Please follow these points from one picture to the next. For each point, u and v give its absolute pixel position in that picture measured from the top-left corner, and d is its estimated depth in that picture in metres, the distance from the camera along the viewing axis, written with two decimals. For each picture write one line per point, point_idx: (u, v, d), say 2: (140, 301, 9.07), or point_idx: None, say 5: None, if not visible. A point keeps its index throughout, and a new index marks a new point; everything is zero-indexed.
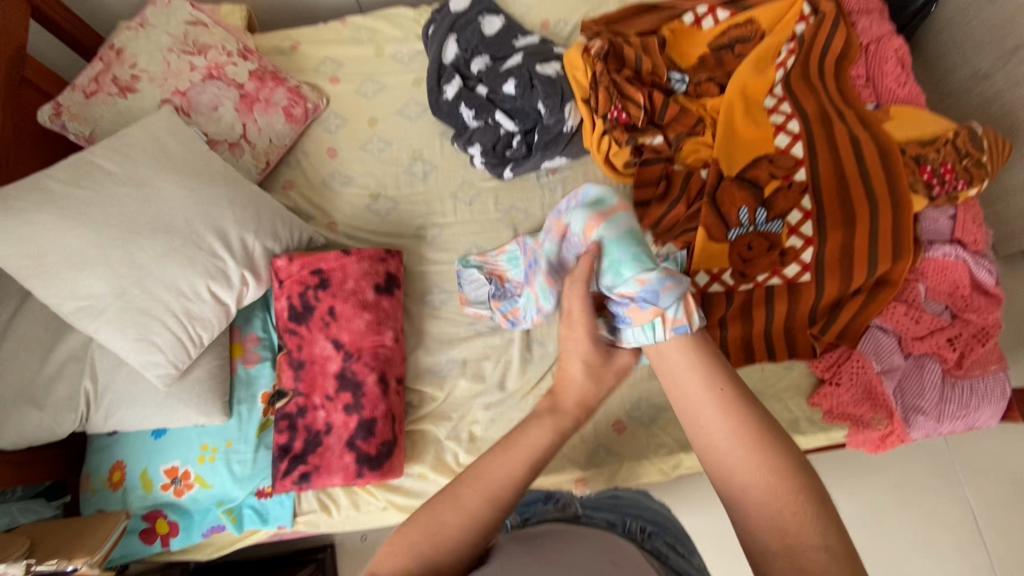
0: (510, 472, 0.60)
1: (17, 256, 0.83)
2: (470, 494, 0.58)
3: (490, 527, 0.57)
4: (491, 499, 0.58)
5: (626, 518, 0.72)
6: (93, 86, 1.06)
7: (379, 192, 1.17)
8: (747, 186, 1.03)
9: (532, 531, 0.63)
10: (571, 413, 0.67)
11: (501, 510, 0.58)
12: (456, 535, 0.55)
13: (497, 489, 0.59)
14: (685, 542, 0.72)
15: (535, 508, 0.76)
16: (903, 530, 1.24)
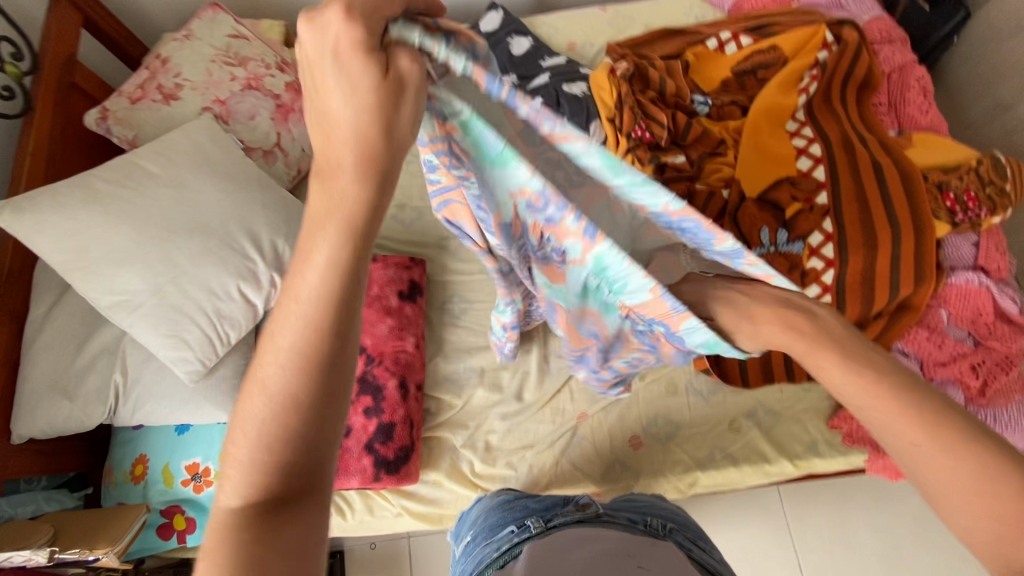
0: (305, 322, 0.44)
1: (61, 251, 0.87)
2: (284, 350, 0.44)
3: (318, 396, 0.43)
4: (310, 337, 0.44)
5: (647, 516, 0.78)
6: (138, 92, 1.11)
7: (405, 202, 1.20)
8: (769, 207, 1.04)
9: (561, 535, 0.69)
10: (350, 205, 0.46)
11: (316, 367, 0.44)
12: (298, 393, 0.43)
13: (314, 327, 0.44)
14: (704, 539, 0.79)
15: (556, 509, 0.77)
16: (921, 562, 1.22)
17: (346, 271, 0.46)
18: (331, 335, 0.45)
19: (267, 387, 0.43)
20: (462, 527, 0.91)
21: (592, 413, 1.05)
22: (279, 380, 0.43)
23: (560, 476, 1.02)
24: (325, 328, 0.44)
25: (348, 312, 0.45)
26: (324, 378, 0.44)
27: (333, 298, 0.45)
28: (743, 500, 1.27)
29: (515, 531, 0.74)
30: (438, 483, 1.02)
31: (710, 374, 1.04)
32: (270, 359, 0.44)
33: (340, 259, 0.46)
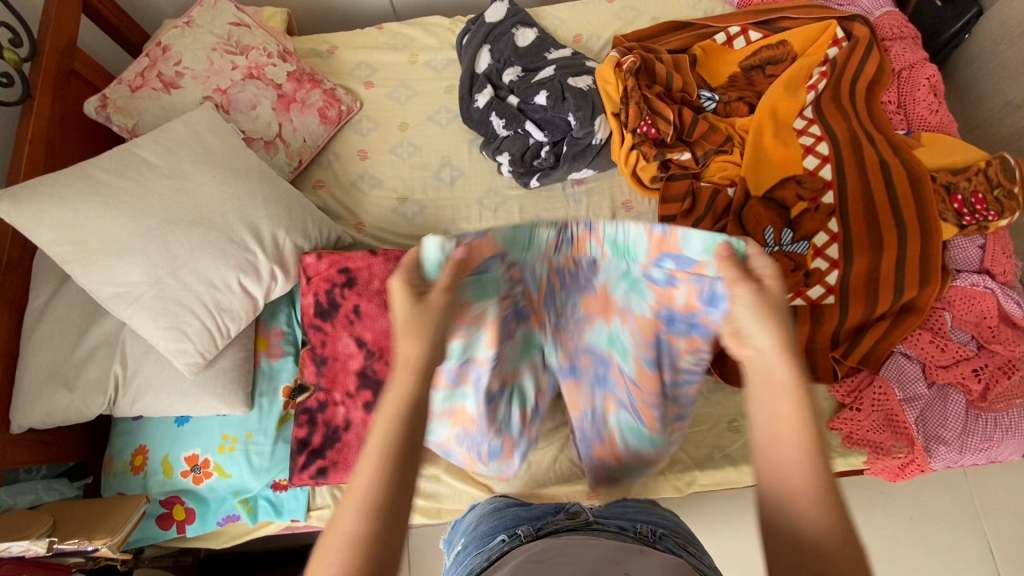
0: (376, 479, 0.51)
1: (61, 241, 0.86)
2: (362, 498, 0.50)
3: (361, 552, 0.48)
4: (371, 509, 0.50)
5: (637, 521, 0.75)
6: (139, 80, 1.09)
7: (407, 195, 1.19)
8: (774, 206, 1.04)
9: (541, 551, 0.63)
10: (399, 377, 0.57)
11: (372, 520, 0.50)
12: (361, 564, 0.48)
13: (385, 471, 0.52)
14: (697, 547, 0.75)
15: (547, 518, 0.75)
16: (917, 564, 1.22)
17: (403, 433, 0.54)
18: (391, 496, 0.51)
19: (363, 509, 0.50)
20: (456, 536, 0.90)
21: None
22: (367, 512, 0.50)
23: (559, 472, 1.02)
24: (386, 489, 0.51)
25: (413, 458, 0.54)
26: (388, 537, 0.50)
27: (387, 455, 0.53)
28: (740, 500, 1.28)
29: (505, 540, 0.72)
30: (436, 477, 1.04)
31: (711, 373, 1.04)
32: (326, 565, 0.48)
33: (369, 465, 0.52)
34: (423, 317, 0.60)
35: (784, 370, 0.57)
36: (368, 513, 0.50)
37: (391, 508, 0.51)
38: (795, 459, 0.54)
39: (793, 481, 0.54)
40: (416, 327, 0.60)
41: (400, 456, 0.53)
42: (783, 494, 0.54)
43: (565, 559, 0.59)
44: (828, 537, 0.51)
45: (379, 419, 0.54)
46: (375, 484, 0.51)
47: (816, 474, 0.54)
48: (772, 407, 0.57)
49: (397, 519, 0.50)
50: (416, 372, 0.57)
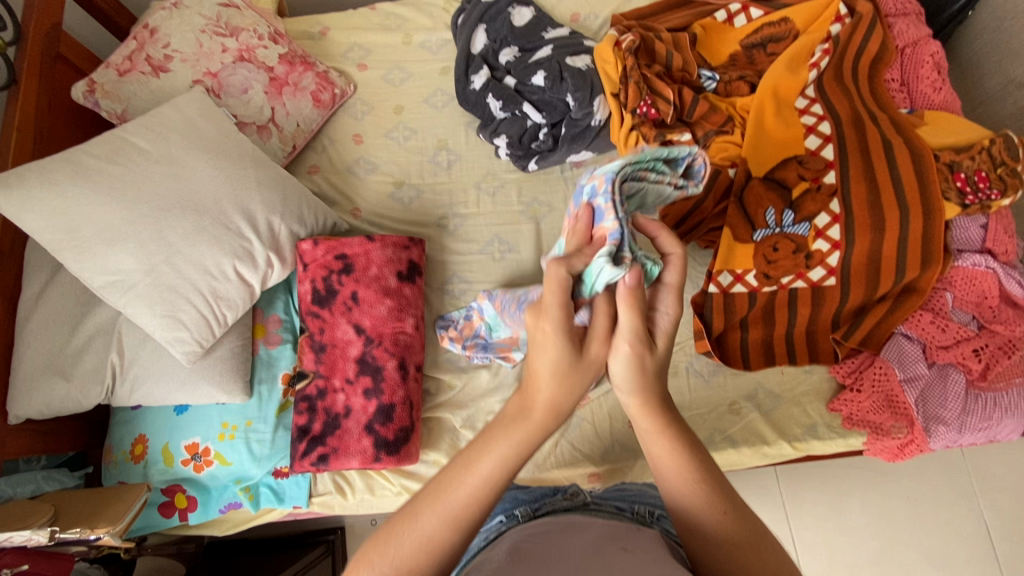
0: (473, 494, 0.55)
1: (52, 229, 0.85)
2: (455, 507, 0.55)
3: (446, 551, 0.54)
4: (454, 526, 0.54)
5: (635, 502, 0.74)
6: (126, 64, 1.07)
7: (403, 179, 1.17)
8: (775, 187, 1.03)
9: (536, 529, 0.63)
10: (536, 419, 0.57)
11: (460, 531, 0.55)
12: (427, 565, 0.54)
13: (482, 496, 0.55)
14: None
15: (544, 498, 0.74)
16: (914, 542, 1.23)
17: (506, 474, 0.56)
18: (474, 526, 0.56)
19: (453, 518, 0.55)
20: None
21: (593, 397, 1.03)
22: (452, 520, 0.55)
23: (560, 457, 1.02)
24: (468, 522, 0.55)
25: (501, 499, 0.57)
26: (456, 554, 0.55)
27: (488, 492, 0.56)
28: (740, 480, 1.29)
29: (503, 520, 0.71)
30: (438, 463, 1.02)
31: (711, 356, 1.03)
32: (397, 539, 0.54)
33: (465, 488, 0.55)
34: (577, 371, 0.57)
35: (653, 416, 0.60)
36: (451, 520, 0.54)
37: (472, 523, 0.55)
38: (683, 491, 0.58)
39: (689, 497, 0.57)
40: (576, 382, 0.57)
41: (494, 493, 0.56)
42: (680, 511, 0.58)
43: (563, 540, 0.59)
44: (726, 527, 0.56)
45: (499, 445, 0.56)
46: (467, 501, 0.55)
47: (706, 496, 0.57)
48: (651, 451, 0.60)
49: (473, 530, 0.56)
50: (548, 418, 0.58)
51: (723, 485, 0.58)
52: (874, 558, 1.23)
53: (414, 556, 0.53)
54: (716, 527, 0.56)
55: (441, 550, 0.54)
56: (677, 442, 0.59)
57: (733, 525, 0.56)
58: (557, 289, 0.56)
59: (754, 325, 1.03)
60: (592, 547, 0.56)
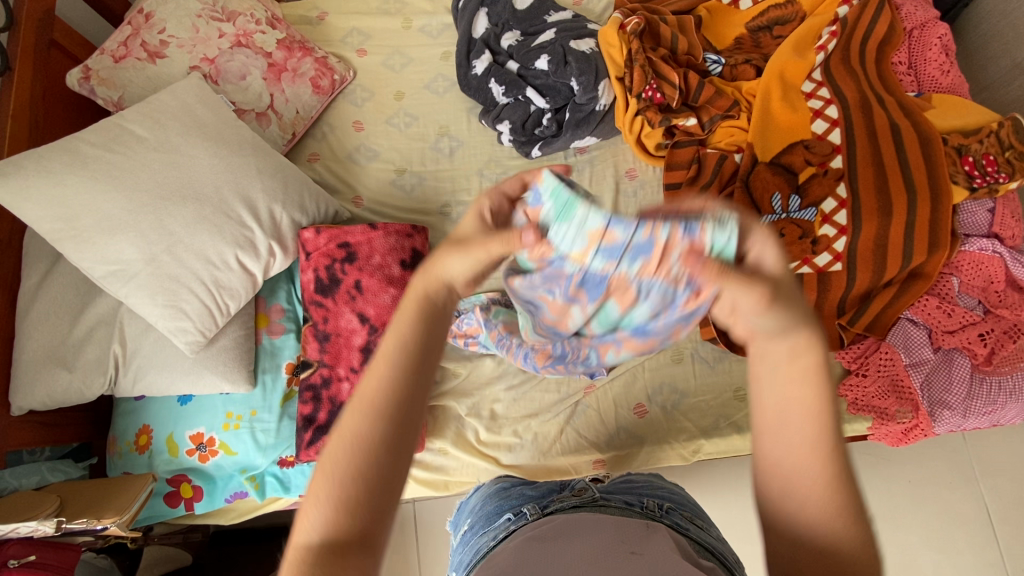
0: (389, 377, 0.49)
1: (51, 218, 0.84)
2: (373, 400, 0.49)
3: (381, 444, 0.48)
4: (380, 418, 0.48)
5: (643, 496, 0.72)
6: (122, 50, 1.05)
7: (404, 166, 1.16)
8: (781, 171, 1.01)
9: (544, 531, 0.61)
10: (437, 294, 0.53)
11: (389, 420, 0.48)
12: (368, 462, 0.47)
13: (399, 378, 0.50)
14: (701, 516, 0.72)
15: (551, 496, 0.72)
16: (916, 525, 1.24)
17: (416, 358, 0.51)
18: (400, 414, 0.49)
19: (373, 411, 0.48)
20: (461, 514, 0.86)
21: (598, 385, 1.03)
22: (378, 412, 0.48)
23: (566, 445, 1.01)
24: (393, 413, 0.49)
25: (423, 387, 0.51)
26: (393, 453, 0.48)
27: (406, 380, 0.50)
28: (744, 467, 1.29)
29: (511, 519, 0.69)
30: (444, 451, 1.02)
31: (716, 342, 1.03)
32: (327, 454, 0.48)
33: (376, 385, 0.49)
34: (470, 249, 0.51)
35: (811, 354, 0.49)
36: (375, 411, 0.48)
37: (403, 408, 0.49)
38: (819, 492, 0.48)
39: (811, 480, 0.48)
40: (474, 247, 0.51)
41: (414, 379, 0.50)
42: (794, 509, 0.49)
43: (574, 543, 0.57)
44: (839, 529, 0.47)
45: (396, 330, 0.51)
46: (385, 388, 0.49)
47: (836, 489, 0.48)
48: (785, 440, 0.49)
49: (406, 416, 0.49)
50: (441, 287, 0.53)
51: (859, 491, 0.49)
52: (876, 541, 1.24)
53: (345, 461, 0.47)
54: (848, 541, 0.47)
55: (373, 445, 0.47)
56: (823, 447, 0.48)
57: (854, 528, 0.48)
58: (722, 278, 0.47)
59: None
60: (606, 555, 0.54)
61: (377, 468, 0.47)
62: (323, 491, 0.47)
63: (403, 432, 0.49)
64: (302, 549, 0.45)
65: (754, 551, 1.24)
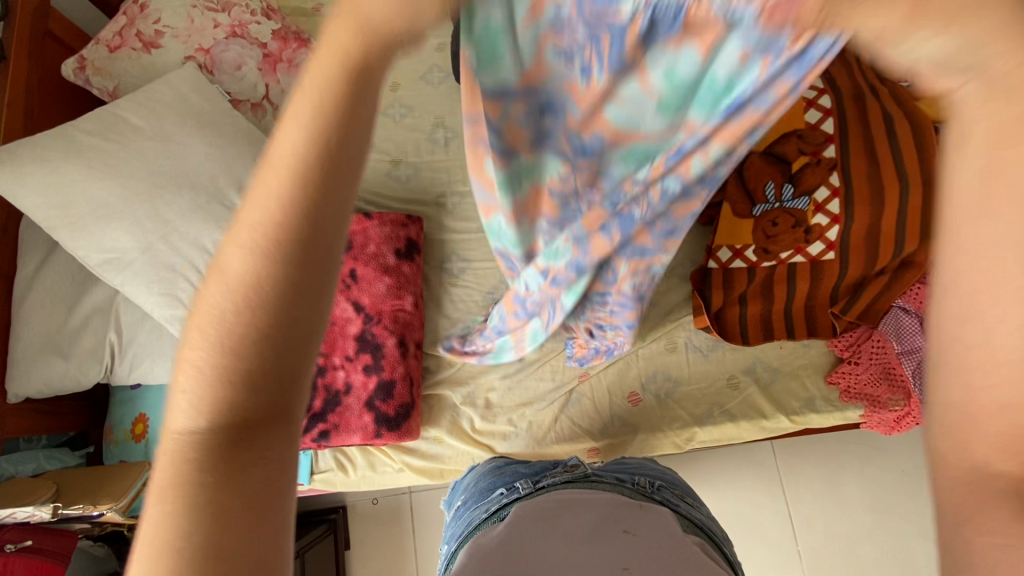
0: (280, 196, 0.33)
1: (46, 206, 0.84)
2: (261, 227, 0.34)
3: (277, 284, 0.34)
4: (269, 252, 0.34)
5: (635, 474, 0.72)
6: (116, 40, 1.05)
7: (400, 157, 1.16)
8: (774, 161, 0.98)
9: (535, 507, 0.61)
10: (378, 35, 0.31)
11: (286, 256, 0.34)
12: (253, 312, 0.34)
13: (295, 198, 0.33)
14: (692, 495, 0.73)
15: (544, 471, 0.73)
16: (908, 514, 1.25)
17: (315, 186, 0.34)
18: (300, 252, 0.34)
19: (261, 244, 0.34)
20: (456, 492, 0.87)
21: (593, 373, 1.04)
22: (268, 243, 0.34)
23: (560, 433, 1.02)
24: (286, 269, 0.34)
25: (329, 233, 0.35)
26: (292, 326, 0.35)
27: (306, 222, 0.34)
28: (739, 457, 1.30)
29: (504, 493, 0.69)
30: (439, 439, 1.03)
31: (710, 331, 1.04)
32: (202, 321, 0.35)
33: (261, 226, 0.34)
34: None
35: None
36: (266, 245, 0.34)
37: (315, 247, 0.35)
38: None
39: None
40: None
41: (317, 220, 0.34)
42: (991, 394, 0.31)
43: (566, 518, 0.57)
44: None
45: (289, 129, 0.33)
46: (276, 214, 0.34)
47: None
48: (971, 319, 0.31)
49: (317, 247, 0.35)
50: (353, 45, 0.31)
51: None
52: (868, 530, 1.25)
53: (228, 309, 0.34)
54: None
55: (264, 289, 0.34)
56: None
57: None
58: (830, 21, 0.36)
59: (752, 300, 1.03)
60: (597, 531, 0.54)
61: (270, 347, 0.35)
62: (200, 370, 0.35)
63: (313, 284, 0.36)
64: (177, 442, 0.34)
65: (747, 540, 1.25)
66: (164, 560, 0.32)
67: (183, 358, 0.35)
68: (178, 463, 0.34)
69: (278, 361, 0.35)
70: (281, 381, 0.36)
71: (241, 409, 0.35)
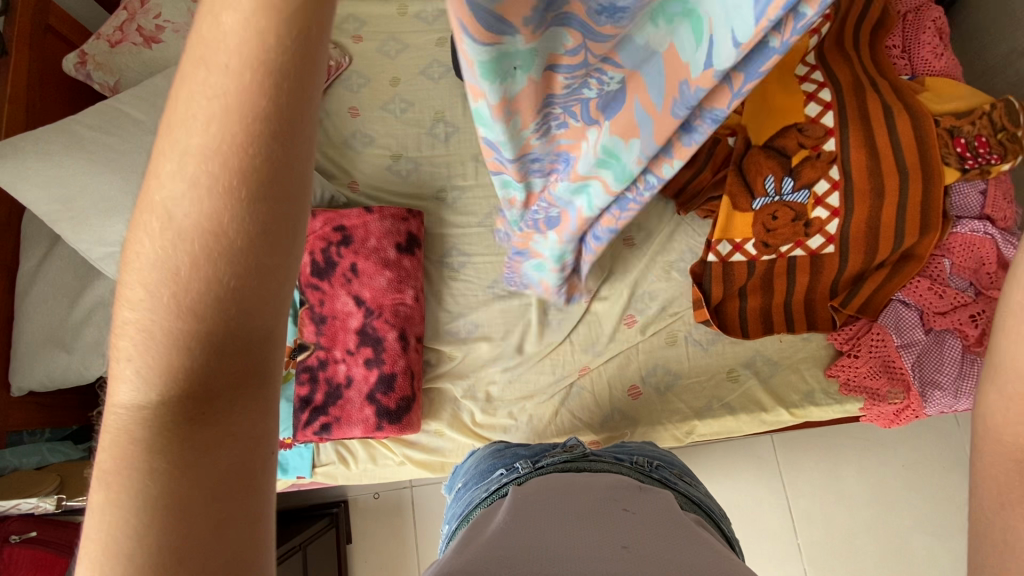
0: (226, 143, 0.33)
1: (48, 200, 0.84)
2: (209, 178, 0.33)
3: (225, 238, 0.33)
4: (218, 204, 0.33)
5: (633, 454, 0.73)
6: (117, 35, 1.05)
7: (400, 152, 1.16)
8: (775, 155, 1.02)
9: (533, 488, 0.61)
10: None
11: (236, 207, 0.33)
12: (204, 268, 0.34)
13: (245, 147, 0.33)
14: (689, 474, 0.73)
15: (543, 453, 0.74)
16: (908, 508, 1.26)
17: (269, 138, 0.33)
18: (253, 208, 0.34)
19: (209, 195, 0.33)
20: (456, 474, 0.87)
21: (593, 366, 1.04)
22: (218, 196, 0.33)
23: (560, 426, 1.03)
24: (237, 227, 0.33)
25: (291, 194, 0.35)
26: (235, 301, 0.35)
27: (243, 194, 0.33)
28: (739, 451, 1.30)
29: (504, 473, 0.70)
30: (440, 433, 1.03)
31: (710, 325, 1.03)
32: (136, 292, 0.34)
33: (202, 194, 0.33)
34: None
35: None
36: (214, 198, 0.33)
37: (274, 207, 0.34)
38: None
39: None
40: None
41: (258, 192, 0.33)
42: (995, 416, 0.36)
43: (565, 501, 0.57)
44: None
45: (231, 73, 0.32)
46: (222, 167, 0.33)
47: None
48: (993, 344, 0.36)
49: (272, 203, 0.34)
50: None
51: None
52: (868, 523, 1.25)
53: (176, 265, 0.34)
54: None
55: (212, 244, 0.33)
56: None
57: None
58: None
59: (752, 293, 1.03)
60: (596, 511, 0.54)
61: (214, 324, 0.34)
62: (139, 345, 0.35)
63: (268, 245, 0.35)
64: (123, 416, 0.35)
65: (746, 533, 1.26)
66: (121, 530, 0.33)
67: (129, 319, 0.35)
68: (125, 437, 0.35)
69: (222, 339, 0.35)
70: (233, 352, 0.36)
71: (197, 376, 0.35)
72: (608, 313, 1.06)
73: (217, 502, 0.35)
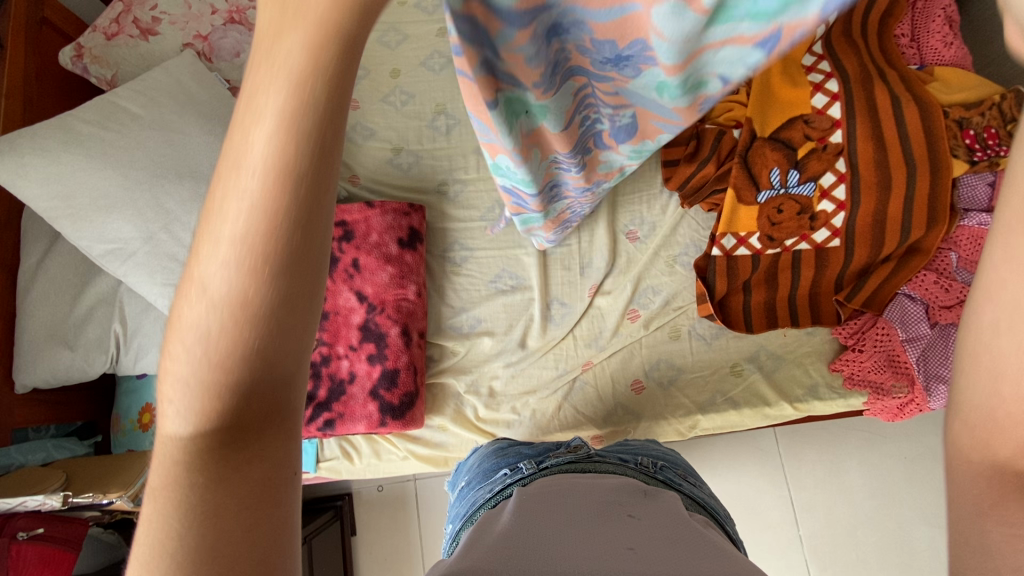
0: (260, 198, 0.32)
1: (48, 197, 0.84)
2: (245, 232, 0.33)
3: (264, 291, 0.33)
4: (256, 253, 0.33)
5: (638, 454, 0.73)
6: (114, 27, 1.04)
7: (401, 145, 1.15)
8: (781, 146, 1.00)
9: (540, 488, 0.61)
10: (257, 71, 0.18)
11: (272, 260, 0.33)
12: (243, 319, 0.34)
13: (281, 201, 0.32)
14: (694, 474, 0.73)
15: (548, 452, 0.73)
16: (909, 500, 1.26)
17: (305, 191, 0.33)
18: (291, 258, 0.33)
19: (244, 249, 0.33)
20: (459, 473, 0.87)
21: (596, 362, 1.04)
22: (252, 249, 0.33)
23: (563, 420, 1.03)
24: (274, 279, 0.33)
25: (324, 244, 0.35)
26: (279, 328, 0.34)
27: (286, 248, 0.33)
28: (741, 444, 1.30)
29: (508, 473, 0.70)
30: (443, 428, 1.03)
31: (714, 319, 1.03)
32: (180, 341, 0.35)
33: (238, 247, 0.33)
34: None
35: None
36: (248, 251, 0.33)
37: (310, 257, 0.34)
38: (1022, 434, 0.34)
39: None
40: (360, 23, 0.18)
41: (296, 245, 0.33)
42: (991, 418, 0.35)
43: (570, 502, 0.57)
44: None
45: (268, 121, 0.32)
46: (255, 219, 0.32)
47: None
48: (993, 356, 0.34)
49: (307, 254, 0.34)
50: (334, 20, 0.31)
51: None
52: (869, 515, 1.26)
53: (216, 317, 0.34)
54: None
55: (250, 296, 0.33)
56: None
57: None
58: None
59: (757, 287, 1.03)
60: (601, 514, 0.54)
61: (251, 366, 0.34)
62: (183, 388, 0.35)
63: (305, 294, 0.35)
64: (170, 448, 0.35)
65: (748, 525, 1.26)
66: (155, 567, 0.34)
67: (172, 361, 0.35)
68: (167, 474, 0.35)
69: (258, 379, 0.35)
70: (264, 395, 0.36)
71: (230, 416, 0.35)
72: (611, 307, 1.06)
73: (254, 534, 0.35)
